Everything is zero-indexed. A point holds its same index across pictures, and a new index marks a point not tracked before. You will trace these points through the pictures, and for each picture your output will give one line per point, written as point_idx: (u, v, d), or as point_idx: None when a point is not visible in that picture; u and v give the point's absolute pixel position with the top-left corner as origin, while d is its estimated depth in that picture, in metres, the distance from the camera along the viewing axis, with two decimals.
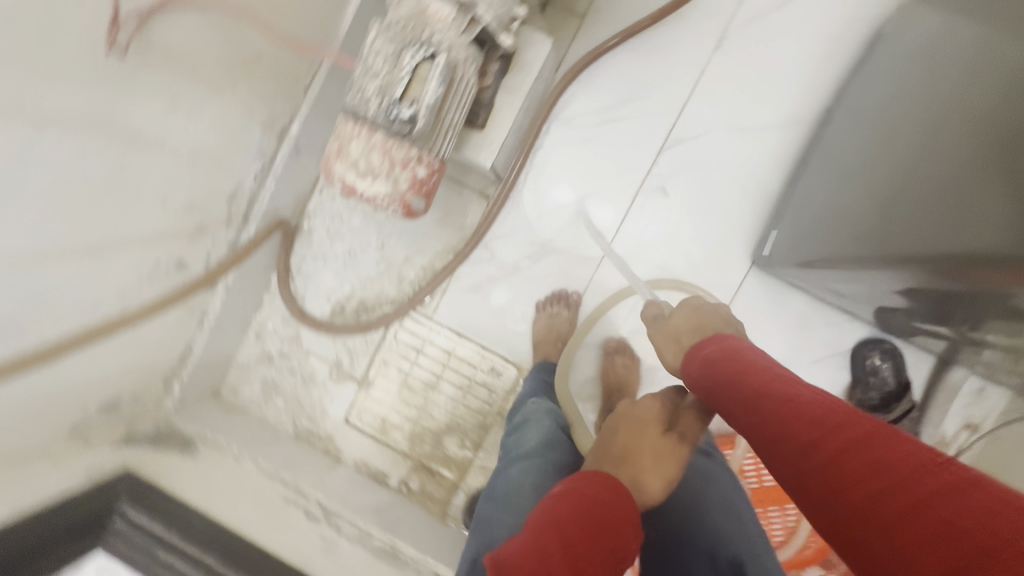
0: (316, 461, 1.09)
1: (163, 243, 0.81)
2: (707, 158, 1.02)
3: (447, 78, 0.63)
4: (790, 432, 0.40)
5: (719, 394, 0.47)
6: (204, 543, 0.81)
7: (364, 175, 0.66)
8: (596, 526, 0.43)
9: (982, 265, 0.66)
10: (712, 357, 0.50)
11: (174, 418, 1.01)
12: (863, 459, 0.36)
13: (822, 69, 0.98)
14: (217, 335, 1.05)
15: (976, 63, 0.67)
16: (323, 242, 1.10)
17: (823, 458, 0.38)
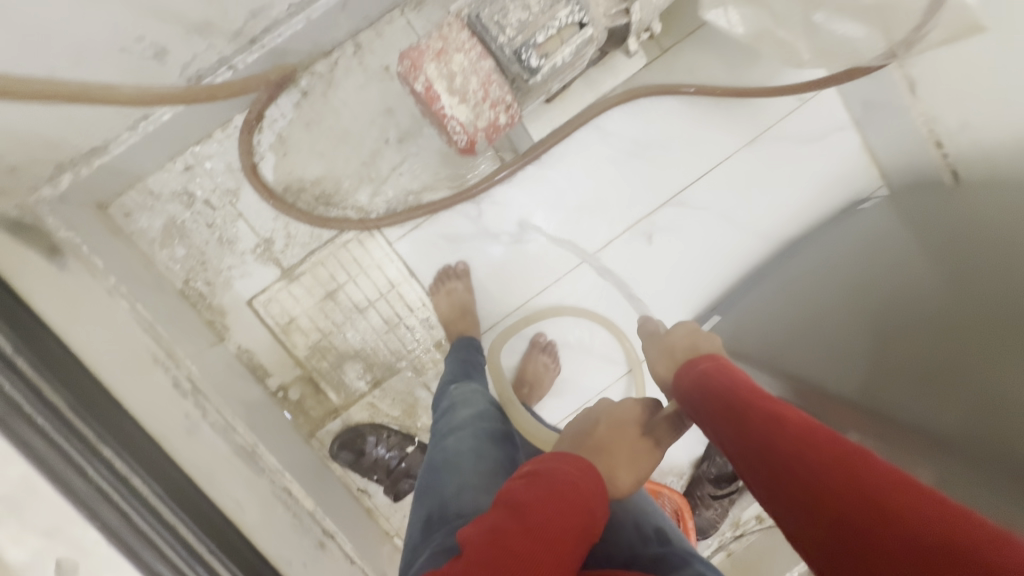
0: (198, 331, 0.96)
1: (160, 22, 0.65)
2: (693, 229, 1.13)
3: (582, 52, 0.62)
4: (771, 441, 0.49)
5: (713, 405, 0.58)
6: (51, 373, 0.68)
7: (454, 94, 0.62)
8: (559, 498, 0.53)
9: (836, 402, 0.82)
10: (711, 379, 0.61)
11: (46, 214, 0.81)
12: (826, 467, 0.43)
13: (805, 207, 1.15)
14: (144, 146, 0.87)
15: (897, 263, 0.86)
16: (314, 110, 0.97)
17: (787, 465, 0.46)
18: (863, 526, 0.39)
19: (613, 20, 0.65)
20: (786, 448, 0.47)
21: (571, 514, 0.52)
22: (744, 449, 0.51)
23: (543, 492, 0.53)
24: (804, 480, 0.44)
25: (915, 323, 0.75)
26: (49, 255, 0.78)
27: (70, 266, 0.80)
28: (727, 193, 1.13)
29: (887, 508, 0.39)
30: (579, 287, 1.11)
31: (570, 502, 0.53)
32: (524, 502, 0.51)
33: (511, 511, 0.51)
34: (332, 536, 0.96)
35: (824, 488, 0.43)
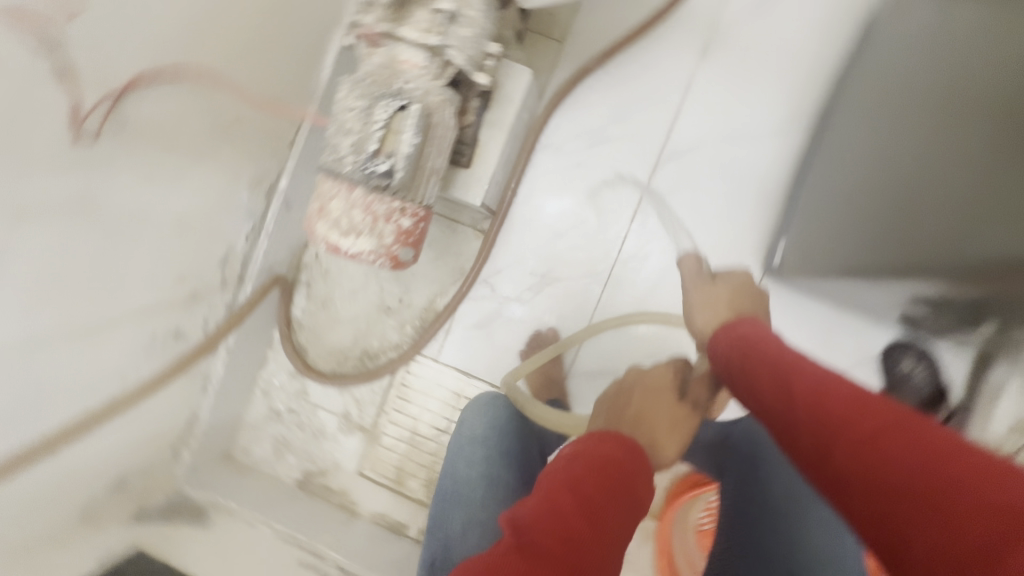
0: (333, 518, 1.05)
1: (158, 313, 0.80)
2: (702, 170, 0.99)
3: (423, 128, 0.61)
4: (822, 407, 0.46)
5: (756, 373, 0.56)
6: None
7: (349, 232, 0.64)
8: (603, 477, 0.49)
9: (983, 272, 0.63)
10: (752, 348, 0.59)
11: (186, 487, 0.98)
12: (884, 440, 0.40)
13: (812, 68, 0.95)
14: (222, 398, 1.04)
15: (976, 51, 0.64)
16: (323, 292, 1.09)
17: (831, 422, 0.44)
18: (905, 486, 0.38)
19: (444, 78, 0.64)
20: (839, 416, 0.44)
21: (615, 495, 0.48)
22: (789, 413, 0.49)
23: (586, 470, 0.49)
24: (851, 437, 0.42)
25: (1000, 128, 0.60)
26: (196, 519, 0.94)
27: (214, 520, 0.95)
28: (712, 114, 0.98)
29: (936, 468, 0.37)
30: (624, 298, 1.02)
31: (614, 480, 0.49)
32: (580, 485, 0.47)
33: (556, 495, 0.46)
34: None
35: (871, 445, 0.41)
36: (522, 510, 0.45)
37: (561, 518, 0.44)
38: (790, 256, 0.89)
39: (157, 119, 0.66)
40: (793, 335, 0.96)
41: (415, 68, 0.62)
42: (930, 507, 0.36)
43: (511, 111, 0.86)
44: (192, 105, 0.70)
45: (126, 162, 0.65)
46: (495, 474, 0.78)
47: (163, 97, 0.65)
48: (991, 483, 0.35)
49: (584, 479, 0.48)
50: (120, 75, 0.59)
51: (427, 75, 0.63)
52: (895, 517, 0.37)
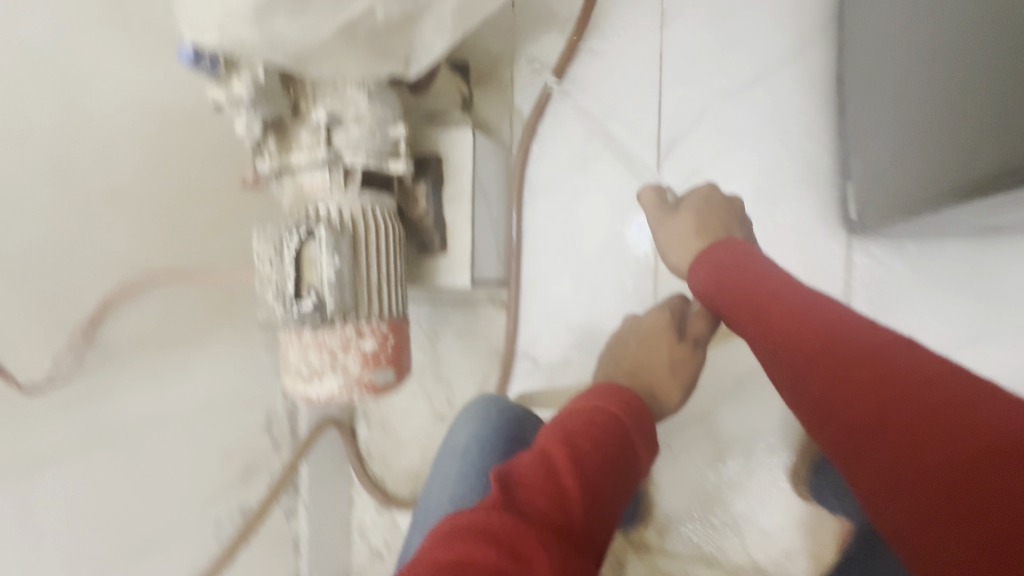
0: None
1: (216, 500, 0.81)
2: (717, 142, 0.80)
3: (342, 245, 0.56)
4: (818, 348, 0.45)
5: (737, 300, 0.55)
6: None
7: (313, 376, 0.60)
8: (604, 438, 0.46)
9: None
10: (751, 285, 0.56)
11: None
12: (888, 384, 0.40)
13: None
14: (320, 554, 1.02)
15: None
16: (380, 417, 1.06)
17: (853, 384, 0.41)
18: (926, 470, 0.35)
19: (351, 185, 0.60)
20: (836, 361, 0.43)
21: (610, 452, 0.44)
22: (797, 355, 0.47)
23: (582, 429, 0.46)
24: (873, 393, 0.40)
25: None
26: None
27: None
28: (702, 77, 0.81)
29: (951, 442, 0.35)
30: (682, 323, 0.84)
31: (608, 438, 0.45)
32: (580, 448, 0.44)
33: (550, 450, 0.43)
34: None
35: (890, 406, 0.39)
36: (518, 465, 0.42)
37: (561, 476, 0.41)
38: (864, 205, 0.65)
39: (144, 330, 0.69)
40: (942, 310, 0.70)
41: (321, 189, 0.59)
42: (925, 479, 0.35)
43: (467, 176, 0.78)
44: (177, 301, 0.72)
45: (125, 379, 0.68)
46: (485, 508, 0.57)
47: (141, 307, 0.68)
48: (1000, 437, 0.34)
49: (581, 440, 0.44)
50: (85, 309, 0.63)
51: (330, 190, 0.59)
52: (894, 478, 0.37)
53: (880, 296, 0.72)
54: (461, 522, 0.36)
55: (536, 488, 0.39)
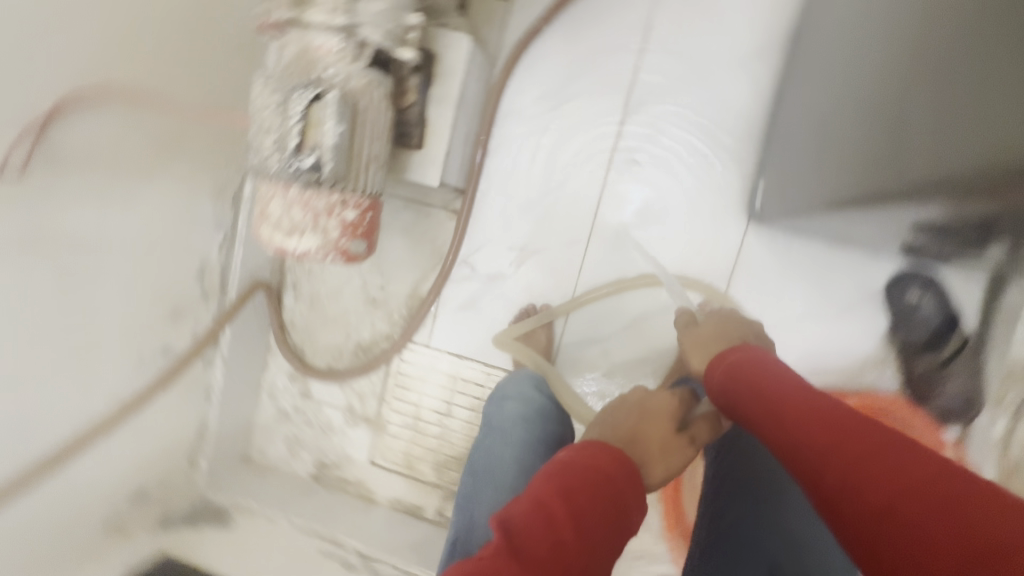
0: (352, 507, 1.11)
1: (142, 336, 0.83)
2: (673, 116, 0.93)
3: (342, 121, 0.59)
4: (815, 433, 0.46)
5: (748, 395, 0.52)
6: None
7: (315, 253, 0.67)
8: (603, 498, 0.44)
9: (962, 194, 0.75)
10: (765, 376, 0.53)
11: (208, 494, 1.04)
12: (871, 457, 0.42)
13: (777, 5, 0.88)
14: (230, 403, 1.07)
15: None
16: (309, 292, 1.10)
17: (863, 470, 0.42)
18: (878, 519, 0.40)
19: (361, 60, 0.62)
20: (821, 441, 0.45)
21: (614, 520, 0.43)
22: (807, 453, 0.46)
23: (579, 479, 0.44)
24: (877, 469, 0.41)
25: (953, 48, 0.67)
26: (223, 523, 1.02)
27: None
28: (679, 55, 0.91)
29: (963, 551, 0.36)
30: (602, 267, 0.99)
31: (613, 495, 0.44)
32: (576, 501, 0.42)
33: (549, 503, 0.42)
34: None
35: (892, 487, 0.40)
36: (509, 516, 0.41)
37: (547, 532, 0.40)
38: (771, 191, 0.86)
39: (94, 146, 0.66)
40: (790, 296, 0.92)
41: (330, 53, 0.60)
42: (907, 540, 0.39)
43: (456, 83, 0.82)
44: (133, 125, 0.70)
45: (67, 193, 0.65)
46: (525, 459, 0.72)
47: (98, 122, 0.66)
48: (937, 504, 0.38)
49: (587, 493, 0.43)
50: (37, 107, 0.59)
51: (334, 55, 0.61)
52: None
53: (757, 275, 0.92)
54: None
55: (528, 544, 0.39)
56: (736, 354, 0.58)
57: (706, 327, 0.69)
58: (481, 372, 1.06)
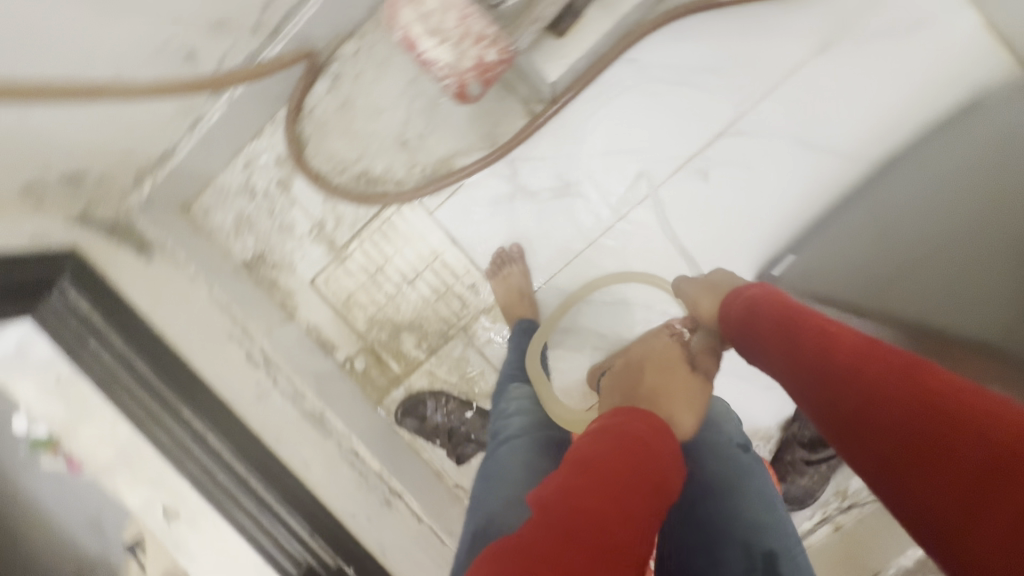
0: (272, 311, 1.07)
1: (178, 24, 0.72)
2: (759, 159, 0.97)
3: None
4: (830, 361, 0.57)
5: (772, 333, 0.66)
6: (141, 350, 0.78)
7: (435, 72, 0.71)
8: (628, 464, 0.53)
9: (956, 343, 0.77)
10: (795, 315, 0.65)
11: (136, 216, 0.93)
12: (872, 374, 0.53)
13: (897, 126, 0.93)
14: (206, 146, 0.97)
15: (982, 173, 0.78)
16: (347, 92, 1.01)
17: (866, 395, 0.52)
18: (876, 423, 0.50)
19: None
20: (838, 363, 0.56)
21: (641, 478, 0.53)
22: (826, 373, 0.57)
23: (607, 451, 0.54)
24: (891, 390, 0.50)
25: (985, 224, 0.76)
26: (140, 251, 0.91)
27: (157, 258, 0.93)
28: (799, 112, 0.95)
29: (948, 455, 0.44)
30: (620, 242, 1.04)
31: (638, 459, 0.54)
32: (602, 469, 0.52)
33: (574, 474, 0.51)
34: (397, 496, 0.97)
35: (896, 399, 0.50)
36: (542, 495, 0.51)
37: (579, 497, 0.49)
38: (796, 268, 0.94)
39: None
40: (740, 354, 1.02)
41: None
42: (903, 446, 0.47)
43: None
44: None
45: None
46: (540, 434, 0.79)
47: None
48: (939, 421, 0.46)
49: (615, 464, 0.53)
50: None
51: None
52: (966, 551, 0.41)
53: None
54: (501, 550, 0.47)
55: (560, 508, 0.48)
56: (762, 295, 0.72)
57: (700, 281, 0.88)
58: (463, 264, 1.07)
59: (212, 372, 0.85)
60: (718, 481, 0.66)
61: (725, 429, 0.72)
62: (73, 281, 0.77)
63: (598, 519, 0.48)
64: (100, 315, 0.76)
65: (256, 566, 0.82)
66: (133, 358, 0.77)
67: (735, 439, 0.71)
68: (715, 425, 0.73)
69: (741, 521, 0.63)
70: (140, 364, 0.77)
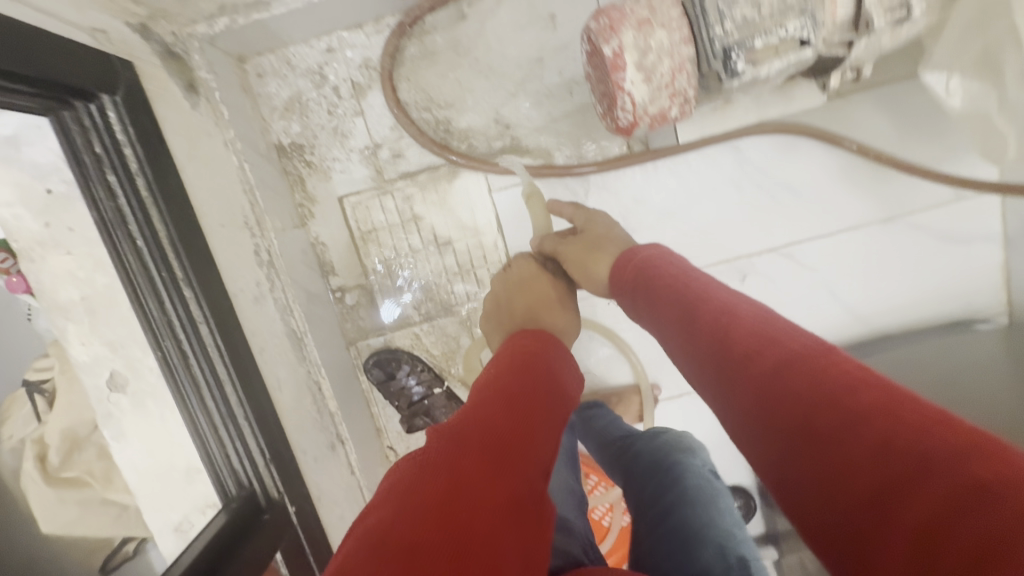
0: (288, 209, 0.98)
1: None
2: (790, 286, 1.06)
3: (790, 17, 0.55)
4: (751, 359, 0.48)
5: (673, 304, 0.60)
6: (167, 211, 0.68)
7: (606, 99, 0.62)
8: (525, 380, 0.59)
9: None
10: (705, 290, 0.59)
11: (194, 49, 0.80)
12: (785, 377, 0.45)
13: (904, 312, 1.05)
14: (302, 15, 0.86)
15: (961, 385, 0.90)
16: (467, 35, 0.95)
17: (795, 412, 0.43)
18: (802, 449, 0.41)
19: (830, 48, 0.60)
20: (764, 372, 0.46)
21: (535, 397, 0.57)
22: (745, 381, 0.48)
23: (511, 376, 0.59)
24: (826, 415, 0.41)
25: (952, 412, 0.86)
26: (186, 90, 0.79)
27: (201, 106, 0.81)
28: (840, 264, 1.04)
29: (843, 452, 0.38)
30: None
31: (532, 380, 0.59)
32: (501, 385, 0.57)
33: (475, 396, 0.55)
34: (343, 443, 0.94)
35: (819, 422, 0.41)
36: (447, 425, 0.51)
37: (477, 414, 0.51)
38: None
39: None
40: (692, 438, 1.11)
41: (835, 18, 0.56)
42: (828, 486, 0.39)
43: None
44: None
45: None
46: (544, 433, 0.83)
47: None
48: (891, 447, 0.36)
49: (509, 380, 0.57)
50: None
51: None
52: (865, 561, 0.35)
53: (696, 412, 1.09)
54: (407, 461, 0.45)
55: (457, 423, 0.49)
56: (651, 253, 0.71)
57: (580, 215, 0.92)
58: (495, 253, 1.05)
59: (224, 259, 0.77)
60: (694, 492, 0.72)
61: (696, 453, 0.79)
62: (119, 102, 0.66)
63: (499, 425, 0.50)
64: (137, 153, 0.66)
65: (186, 471, 0.75)
66: (153, 215, 0.67)
67: (704, 462, 0.79)
68: (690, 450, 0.80)
69: (714, 526, 0.68)
70: (159, 226, 0.68)
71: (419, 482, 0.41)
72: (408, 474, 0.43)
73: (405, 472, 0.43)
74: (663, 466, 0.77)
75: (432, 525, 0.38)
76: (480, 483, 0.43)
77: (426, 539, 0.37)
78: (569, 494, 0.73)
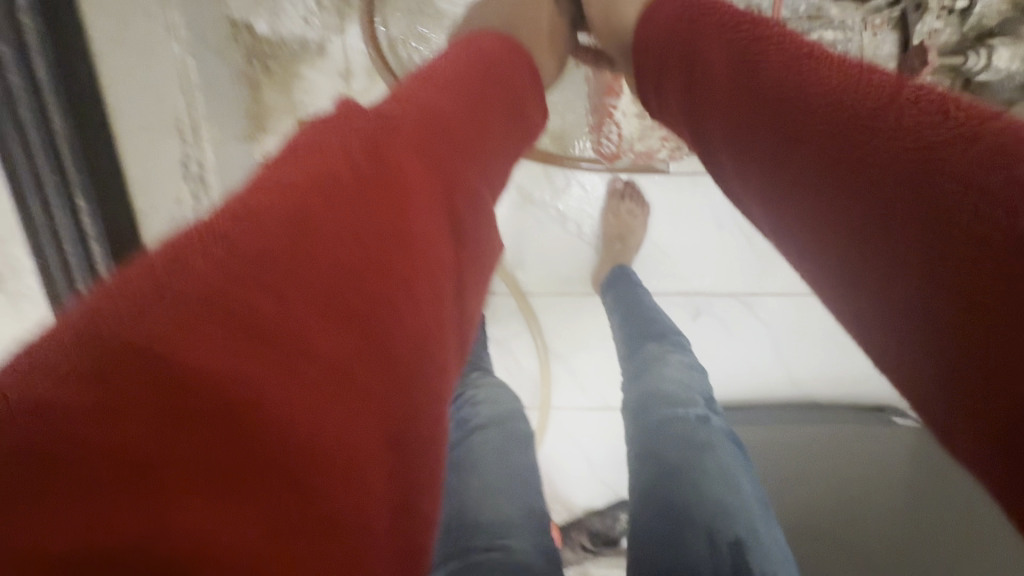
0: (234, 118, 0.86)
1: None
2: (738, 335, 1.03)
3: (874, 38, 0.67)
4: (796, 96, 0.34)
5: (712, 53, 0.43)
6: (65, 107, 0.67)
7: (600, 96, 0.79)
8: (459, 100, 0.45)
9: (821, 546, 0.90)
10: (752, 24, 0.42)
11: None
12: (843, 111, 0.31)
13: (833, 387, 1.06)
14: None
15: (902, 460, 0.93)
16: None
17: (848, 167, 0.30)
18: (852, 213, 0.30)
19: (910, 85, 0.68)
20: (808, 112, 0.33)
21: (479, 139, 0.46)
22: (782, 125, 0.34)
23: (448, 94, 0.44)
24: (898, 165, 0.28)
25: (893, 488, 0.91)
26: None
27: None
28: (792, 327, 1.02)
29: (906, 202, 0.27)
30: (592, 308, 1.04)
31: (467, 110, 0.45)
32: (429, 98, 0.42)
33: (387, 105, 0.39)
34: None
35: (890, 180, 0.28)
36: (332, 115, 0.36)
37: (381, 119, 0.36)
38: None
39: None
40: (598, 446, 1.13)
41: (925, 61, 0.66)
42: (884, 264, 0.28)
43: None
44: None
45: None
46: (518, 446, 0.69)
47: None
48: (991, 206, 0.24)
49: (437, 96, 0.43)
50: None
51: (862, 16, 0.67)
52: (919, 355, 0.27)
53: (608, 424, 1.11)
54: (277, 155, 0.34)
55: (374, 112, 0.37)
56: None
57: None
58: None
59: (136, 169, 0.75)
60: (672, 462, 0.62)
61: (682, 403, 0.68)
62: None
63: (424, 142, 0.38)
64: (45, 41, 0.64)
65: None
66: (49, 106, 0.66)
67: (692, 409, 0.67)
68: (679, 394, 0.69)
69: (707, 506, 0.59)
70: (53, 119, 0.66)
71: (292, 164, 0.31)
72: (287, 161, 0.32)
73: (285, 156, 0.33)
74: (649, 411, 0.68)
75: (330, 224, 0.30)
76: (389, 195, 0.33)
77: (322, 226, 0.29)
78: (529, 517, 0.61)
